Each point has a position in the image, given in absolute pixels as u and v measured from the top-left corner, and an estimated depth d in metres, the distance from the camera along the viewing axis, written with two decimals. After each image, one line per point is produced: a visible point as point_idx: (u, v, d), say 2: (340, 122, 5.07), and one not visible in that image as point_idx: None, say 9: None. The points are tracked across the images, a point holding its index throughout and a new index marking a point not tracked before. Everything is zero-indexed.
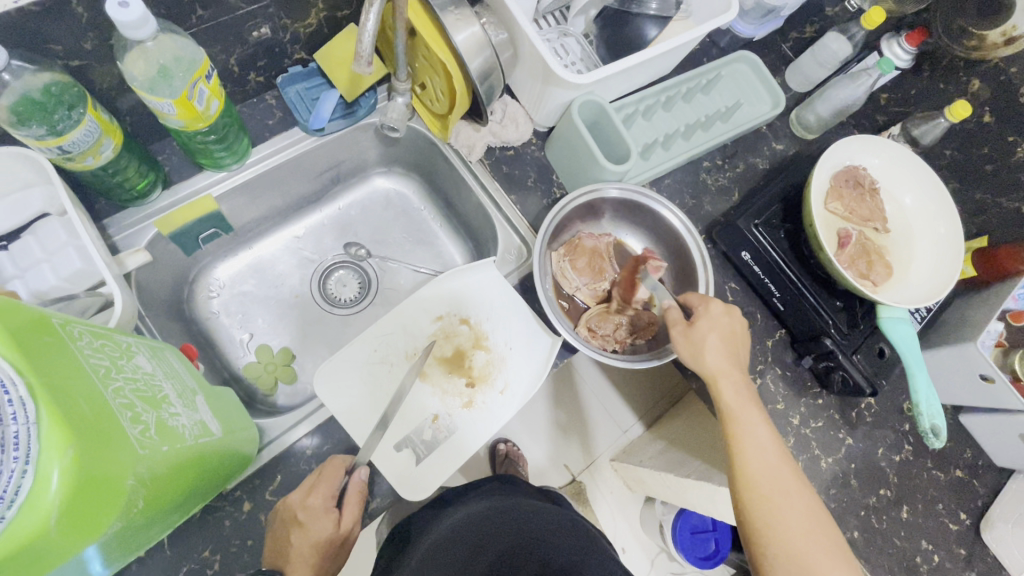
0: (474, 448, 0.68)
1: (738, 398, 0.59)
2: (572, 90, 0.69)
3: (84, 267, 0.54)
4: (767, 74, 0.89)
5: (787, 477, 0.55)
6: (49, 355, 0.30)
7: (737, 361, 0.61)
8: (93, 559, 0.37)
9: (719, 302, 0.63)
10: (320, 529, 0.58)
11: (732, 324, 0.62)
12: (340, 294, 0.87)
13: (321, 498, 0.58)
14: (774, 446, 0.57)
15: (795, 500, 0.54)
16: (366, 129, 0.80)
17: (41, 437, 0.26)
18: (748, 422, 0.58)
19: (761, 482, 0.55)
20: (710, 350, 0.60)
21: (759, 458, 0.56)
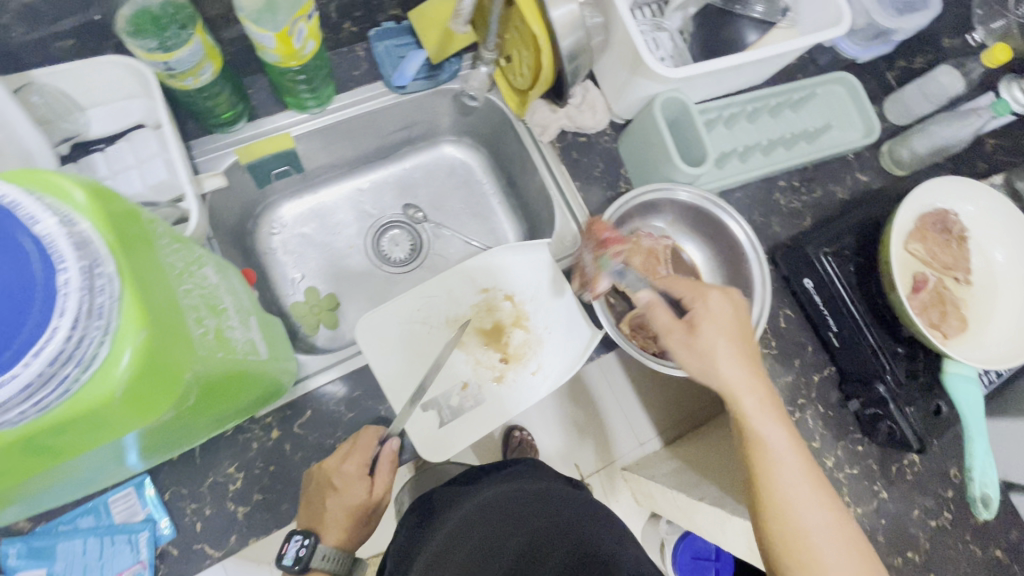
0: (497, 423, 0.68)
1: (761, 414, 0.56)
2: (659, 84, 0.68)
3: (168, 179, 0.57)
4: (864, 99, 0.84)
5: (814, 505, 0.53)
6: (134, 242, 0.31)
7: (745, 362, 0.57)
8: (131, 446, 0.38)
9: (717, 294, 0.58)
10: (354, 495, 0.59)
11: (733, 317, 0.58)
12: (392, 253, 0.89)
13: (357, 464, 0.60)
14: (801, 470, 0.54)
15: (825, 530, 0.52)
16: (445, 94, 0.81)
17: (121, 314, 0.28)
18: (768, 441, 0.55)
19: (790, 508, 0.52)
20: (720, 357, 0.56)
21: (788, 484, 0.53)
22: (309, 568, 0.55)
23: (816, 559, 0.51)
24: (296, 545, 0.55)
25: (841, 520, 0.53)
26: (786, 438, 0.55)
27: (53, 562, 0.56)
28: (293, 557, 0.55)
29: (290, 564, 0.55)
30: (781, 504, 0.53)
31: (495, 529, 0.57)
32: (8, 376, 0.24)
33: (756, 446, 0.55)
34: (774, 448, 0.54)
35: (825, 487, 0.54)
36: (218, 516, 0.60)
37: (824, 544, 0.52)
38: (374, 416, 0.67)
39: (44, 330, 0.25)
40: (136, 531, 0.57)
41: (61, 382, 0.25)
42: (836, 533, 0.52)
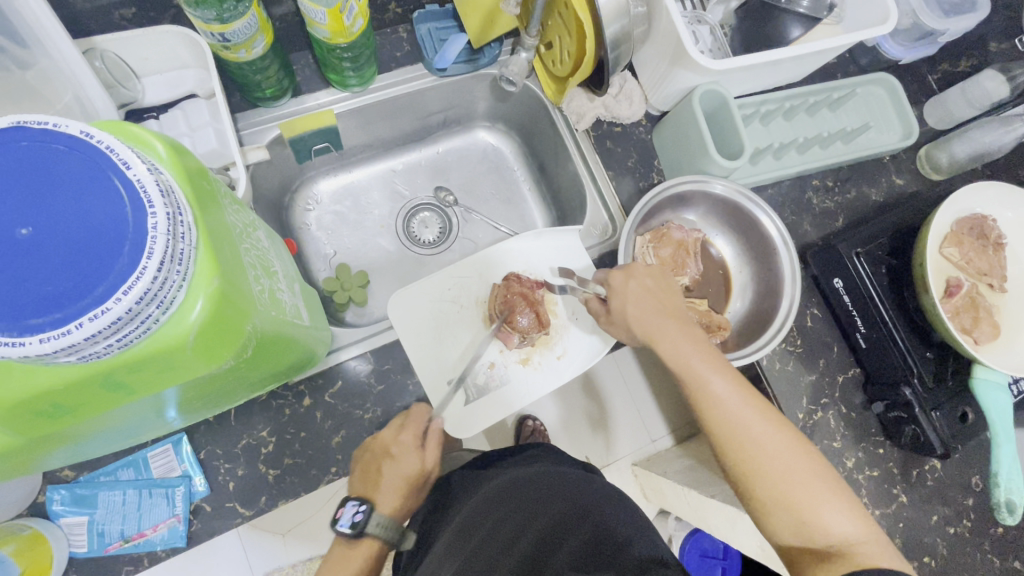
0: (521, 405, 0.69)
1: (686, 351, 0.57)
2: (700, 75, 0.68)
3: (218, 148, 0.59)
4: (904, 102, 0.83)
5: (768, 429, 0.52)
6: (205, 198, 0.33)
7: (668, 315, 0.61)
8: (178, 399, 0.40)
9: (619, 273, 0.63)
10: (409, 464, 0.60)
11: (654, 285, 0.63)
12: (422, 234, 0.90)
13: (410, 435, 0.61)
14: (735, 393, 0.54)
15: (773, 446, 0.51)
16: (483, 79, 0.81)
17: (197, 262, 0.29)
18: (705, 377, 0.55)
19: (729, 427, 0.53)
20: (636, 321, 0.61)
21: (721, 407, 0.54)
22: (364, 534, 0.55)
23: (782, 479, 0.50)
24: (353, 510, 0.55)
25: (799, 440, 0.52)
26: (724, 373, 0.56)
27: (95, 510, 0.58)
28: (349, 523, 0.55)
29: (346, 528, 0.55)
30: (735, 432, 0.52)
31: (518, 506, 0.56)
32: (99, 311, 0.25)
33: (694, 386, 0.55)
34: (713, 385, 0.55)
35: (765, 407, 0.54)
36: (250, 476, 0.62)
37: (787, 464, 0.50)
38: (401, 390, 0.69)
39: (133, 269, 0.26)
40: (173, 486, 0.59)
41: (144, 320, 0.27)
42: (797, 454, 0.51)
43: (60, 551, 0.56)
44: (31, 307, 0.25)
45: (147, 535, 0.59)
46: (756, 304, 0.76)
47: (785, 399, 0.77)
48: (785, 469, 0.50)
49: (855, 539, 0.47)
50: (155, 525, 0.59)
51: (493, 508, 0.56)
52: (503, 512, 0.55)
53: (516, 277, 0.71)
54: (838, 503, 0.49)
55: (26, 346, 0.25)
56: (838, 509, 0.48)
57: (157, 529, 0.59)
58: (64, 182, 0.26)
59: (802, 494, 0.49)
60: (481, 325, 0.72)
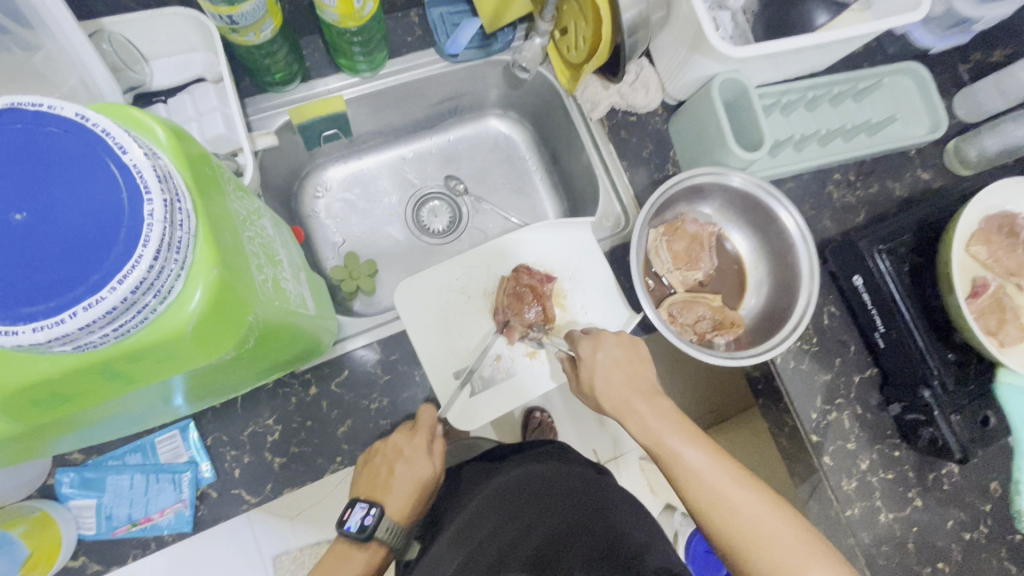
0: (527, 398, 0.69)
1: (660, 421, 0.58)
2: (720, 63, 0.65)
3: (225, 133, 0.58)
4: (933, 92, 0.80)
5: (746, 497, 0.53)
6: (207, 184, 0.32)
7: (639, 385, 0.62)
8: (181, 388, 0.40)
9: (584, 343, 0.64)
10: (419, 469, 0.62)
11: (622, 356, 0.63)
12: (431, 223, 0.89)
13: (422, 441, 0.63)
14: (711, 463, 0.55)
15: (755, 516, 0.52)
16: (496, 65, 0.80)
17: (196, 251, 0.28)
18: (678, 450, 0.56)
19: (709, 501, 0.54)
20: (609, 387, 0.62)
21: (697, 483, 0.54)
22: (372, 538, 0.56)
23: (770, 549, 0.50)
24: (363, 513, 0.57)
25: (781, 504, 0.53)
26: (696, 443, 0.57)
27: (103, 494, 0.59)
28: (359, 526, 0.56)
29: (354, 531, 0.56)
30: (715, 502, 0.53)
31: (520, 507, 0.55)
32: (94, 300, 0.24)
33: (668, 461, 0.57)
34: (686, 457, 0.56)
35: (742, 474, 0.54)
36: (256, 464, 0.62)
37: (773, 531, 0.51)
38: (408, 381, 0.68)
39: (129, 258, 0.25)
40: (180, 471, 0.60)
41: (141, 310, 0.26)
42: (781, 517, 0.51)
43: (69, 533, 0.56)
44: (25, 294, 0.24)
45: (154, 519, 0.59)
46: (772, 301, 0.74)
47: (799, 398, 0.75)
48: (772, 537, 0.51)
49: None
50: (162, 510, 0.59)
51: (494, 507, 0.55)
52: (504, 512, 0.55)
53: (526, 269, 0.70)
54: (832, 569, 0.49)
55: (20, 334, 0.24)
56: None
57: (164, 513, 0.59)
58: (59, 166, 0.25)
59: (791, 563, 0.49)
60: (489, 316, 0.71)
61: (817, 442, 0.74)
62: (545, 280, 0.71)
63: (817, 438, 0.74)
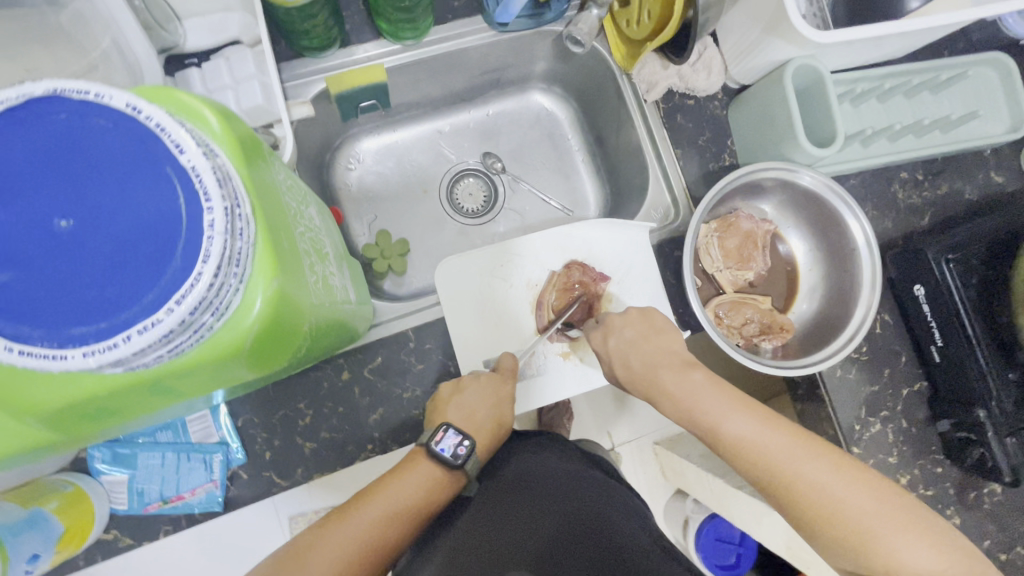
0: (563, 395, 0.67)
1: (693, 391, 0.54)
2: (798, 47, 0.59)
3: (263, 104, 0.53)
4: (1021, 87, 0.72)
5: (802, 462, 0.48)
6: (261, 176, 0.30)
7: (668, 361, 0.58)
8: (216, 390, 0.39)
9: (596, 336, 0.61)
10: (507, 410, 0.62)
11: (635, 334, 0.60)
12: (465, 203, 0.85)
13: (511, 389, 0.63)
14: (760, 429, 0.51)
15: (819, 481, 0.47)
16: (546, 36, 0.74)
17: (255, 261, 0.26)
18: (719, 421, 0.52)
19: (764, 469, 0.49)
20: (635, 358, 0.58)
21: (747, 454, 0.50)
22: (460, 468, 0.56)
23: (835, 519, 0.46)
24: (456, 441, 0.56)
25: (844, 465, 0.48)
26: (741, 410, 0.52)
27: (135, 470, 0.58)
28: (451, 451, 0.56)
29: (444, 455, 0.56)
30: (767, 471, 0.49)
31: (523, 503, 0.52)
32: (149, 321, 0.23)
33: (710, 432, 0.53)
34: (729, 425, 0.52)
35: (795, 434, 0.50)
36: (286, 447, 0.61)
37: (839, 497, 0.47)
38: (441, 370, 0.66)
39: (187, 275, 0.23)
40: (212, 452, 0.59)
41: (198, 330, 0.25)
42: (845, 480, 0.47)
43: (101, 508, 0.56)
44: (74, 314, 0.23)
45: (185, 498, 0.59)
46: (824, 309, 0.70)
47: (842, 408, 0.72)
48: (834, 500, 0.47)
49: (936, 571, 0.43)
50: (193, 489, 0.59)
51: (497, 507, 0.52)
52: (510, 504, 0.52)
53: (579, 265, 0.69)
54: (910, 531, 0.45)
55: (69, 358, 0.23)
56: (912, 539, 0.44)
57: (195, 493, 0.59)
58: (110, 166, 0.24)
59: (870, 527, 0.45)
60: (529, 309, 0.68)
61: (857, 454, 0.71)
62: (599, 278, 0.69)
63: (857, 450, 0.71)
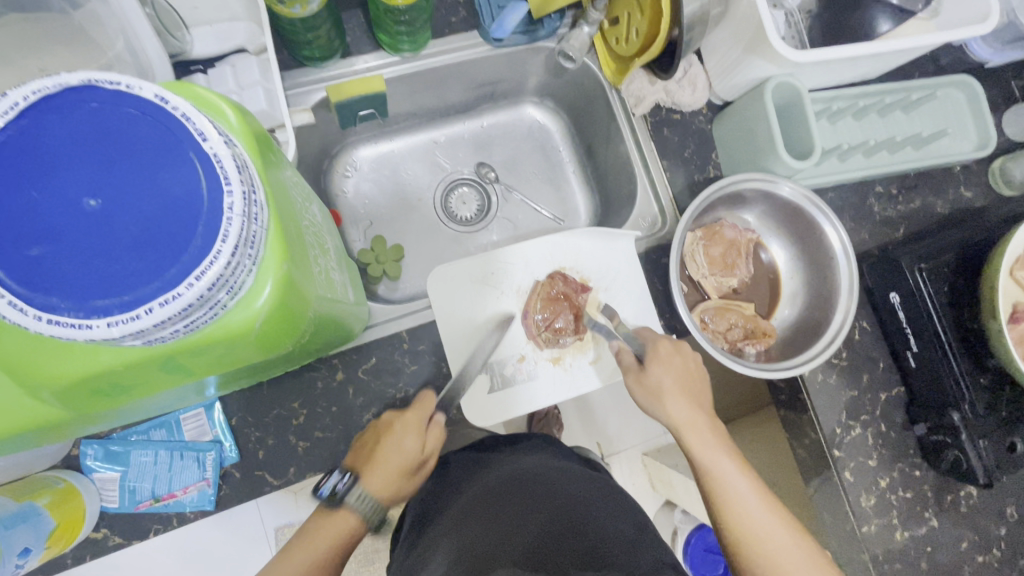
0: (587, 388, 0.69)
1: (699, 433, 0.60)
2: (776, 65, 0.63)
3: (267, 110, 0.55)
4: (986, 107, 0.77)
5: (772, 524, 0.53)
6: (272, 169, 0.32)
7: (694, 394, 0.62)
8: (214, 377, 0.40)
9: (670, 343, 0.64)
10: (408, 445, 0.57)
11: (693, 369, 0.64)
12: (460, 211, 0.87)
13: (417, 416, 0.59)
14: (748, 484, 0.56)
15: (781, 545, 0.52)
16: (539, 52, 0.77)
17: (268, 248, 0.29)
18: (717, 462, 0.58)
19: (736, 515, 0.54)
20: (665, 386, 0.62)
21: (731, 498, 0.55)
22: (342, 503, 0.54)
23: None
24: (336, 478, 0.55)
25: (807, 540, 0.53)
26: (739, 464, 0.58)
27: (127, 468, 0.59)
28: (330, 489, 0.55)
29: (325, 494, 0.55)
30: (740, 522, 0.54)
31: (513, 502, 0.54)
32: (170, 295, 0.25)
33: (705, 471, 0.58)
34: (724, 472, 0.57)
35: (773, 503, 0.55)
36: (279, 446, 0.61)
37: (792, 564, 0.51)
38: (434, 372, 0.67)
39: (207, 252, 0.25)
40: (204, 450, 0.59)
41: (213, 306, 0.27)
42: (812, 563, 0.51)
43: (92, 506, 0.56)
44: (98, 287, 0.25)
45: (177, 496, 0.59)
46: (803, 316, 0.73)
47: (823, 412, 0.74)
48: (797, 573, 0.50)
49: None
50: (185, 487, 0.59)
51: (487, 504, 0.54)
52: (503, 500, 0.54)
53: (561, 276, 0.70)
54: None
55: (94, 328, 0.25)
56: None
57: (187, 491, 0.59)
58: (136, 152, 0.26)
59: None
60: (520, 323, 0.70)
61: (838, 456, 0.73)
62: (581, 289, 0.70)
63: (839, 454, 0.73)
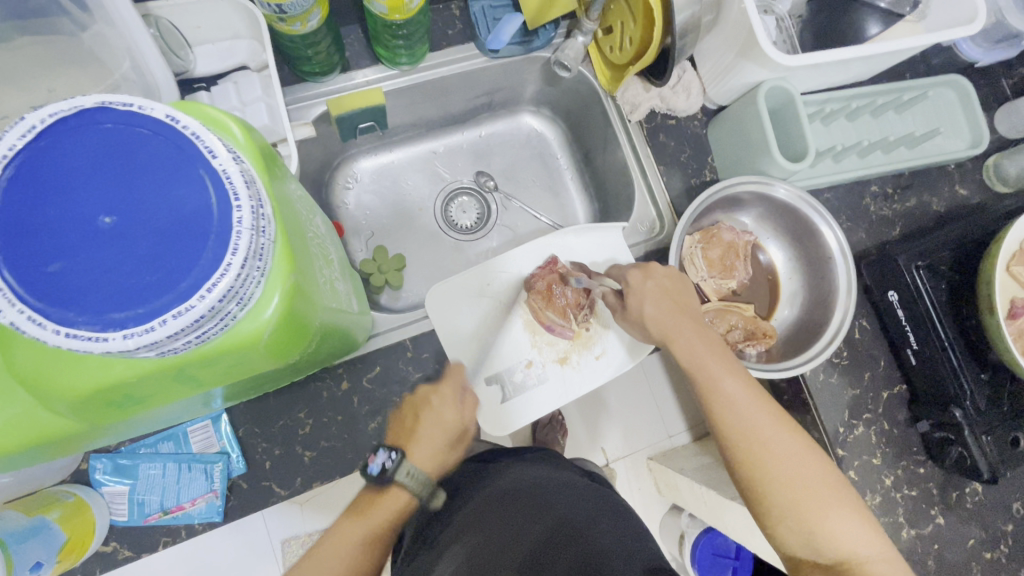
0: (599, 382, 0.69)
1: (696, 349, 0.57)
2: (768, 70, 0.64)
3: (270, 124, 0.57)
4: (976, 106, 0.78)
5: (775, 430, 0.52)
6: (276, 178, 0.33)
7: (681, 313, 0.59)
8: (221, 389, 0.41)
9: (637, 269, 0.62)
10: (450, 418, 0.59)
11: (668, 284, 0.61)
12: (460, 219, 0.88)
13: (451, 390, 0.61)
14: (746, 394, 0.54)
15: (785, 451, 0.52)
16: (536, 62, 0.79)
17: (275, 257, 0.30)
18: (717, 376, 0.55)
19: (740, 426, 0.53)
20: (649, 312, 0.59)
21: (733, 411, 0.54)
22: (393, 480, 0.54)
23: (787, 486, 0.50)
24: (385, 456, 0.55)
25: (807, 444, 0.52)
26: (736, 374, 0.56)
27: (135, 481, 0.59)
28: (380, 466, 0.54)
29: (375, 472, 0.54)
30: (745, 432, 0.53)
31: (516, 511, 0.55)
32: (183, 308, 0.26)
33: (705, 384, 0.56)
34: (724, 383, 0.55)
35: (773, 409, 0.54)
36: (285, 456, 0.62)
37: (797, 468, 0.51)
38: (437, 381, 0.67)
39: (218, 264, 0.26)
40: (212, 462, 0.60)
41: (224, 318, 0.27)
42: (814, 468, 0.51)
43: (101, 520, 0.56)
44: (112, 302, 0.25)
45: (186, 508, 0.59)
46: (805, 315, 0.73)
47: (826, 411, 0.75)
48: (793, 474, 0.51)
49: (861, 549, 0.49)
50: (193, 499, 0.60)
51: (491, 511, 0.55)
52: (507, 510, 0.55)
53: (557, 260, 0.70)
54: (855, 516, 0.50)
55: (110, 341, 0.25)
56: (850, 520, 0.49)
57: (195, 503, 0.60)
58: (147, 168, 0.27)
59: (815, 503, 0.50)
60: (523, 328, 0.70)
61: (842, 455, 0.74)
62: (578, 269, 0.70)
63: (843, 453, 0.74)
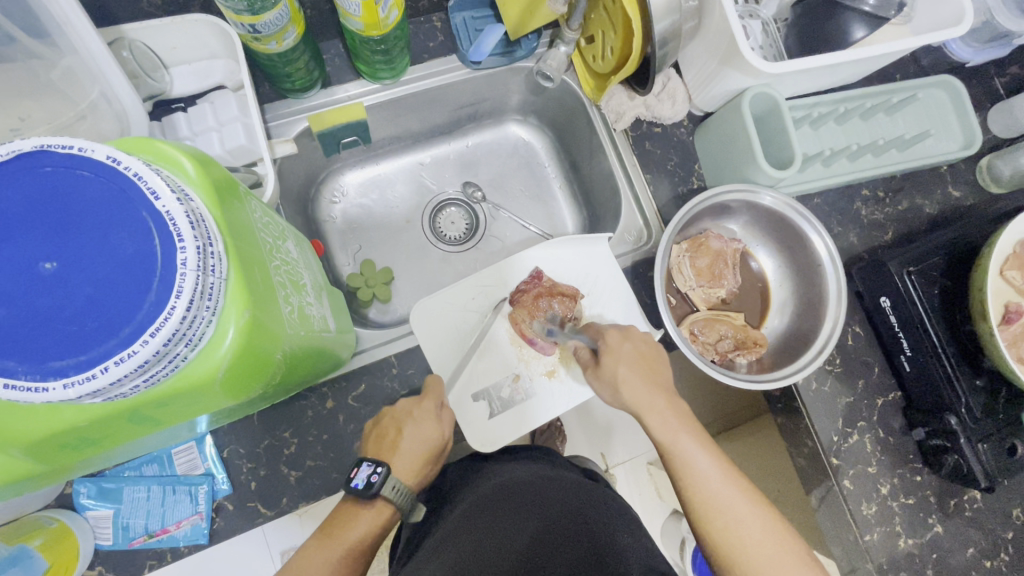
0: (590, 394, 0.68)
1: (671, 428, 0.57)
2: (751, 77, 0.63)
3: (246, 144, 0.56)
4: (968, 106, 0.76)
5: (747, 512, 0.52)
6: (234, 209, 0.34)
7: (659, 381, 0.60)
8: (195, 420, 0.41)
9: (616, 331, 0.62)
10: (430, 432, 0.59)
11: (642, 351, 0.62)
12: (448, 231, 0.88)
13: (434, 403, 0.61)
14: (718, 472, 0.55)
15: (756, 531, 0.51)
16: (519, 72, 0.78)
17: (227, 294, 0.30)
18: (690, 453, 0.56)
19: (712, 504, 0.53)
20: (625, 383, 0.59)
21: (704, 489, 0.54)
22: (378, 496, 0.54)
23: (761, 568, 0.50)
24: (369, 470, 0.54)
25: (779, 526, 0.52)
26: (709, 450, 0.56)
27: (120, 504, 0.59)
28: (364, 483, 0.54)
29: (360, 488, 0.54)
30: (716, 511, 0.53)
31: (507, 509, 0.53)
32: (125, 353, 0.26)
33: (679, 463, 0.56)
34: (696, 460, 0.55)
35: (745, 487, 0.54)
36: (270, 476, 0.61)
37: (769, 549, 0.51)
38: None
39: (161, 308, 0.27)
40: (196, 484, 0.60)
41: (172, 359, 0.28)
42: (787, 549, 0.51)
43: (86, 544, 0.56)
44: (53, 350, 0.26)
45: (170, 531, 0.59)
46: (796, 322, 0.72)
47: (819, 421, 0.74)
48: (767, 558, 0.50)
49: None
50: (178, 521, 0.59)
51: (483, 508, 0.54)
52: (497, 510, 0.53)
53: (540, 274, 0.70)
54: None
55: (50, 390, 0.26)
56: None
57: (180, 526, 0.59)
58: (91, 215, 0.27)
59: None
60: (510, 343, 0.69)
61: (836, 464, 0.72)
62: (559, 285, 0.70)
63: (837, 462, 0.72)
